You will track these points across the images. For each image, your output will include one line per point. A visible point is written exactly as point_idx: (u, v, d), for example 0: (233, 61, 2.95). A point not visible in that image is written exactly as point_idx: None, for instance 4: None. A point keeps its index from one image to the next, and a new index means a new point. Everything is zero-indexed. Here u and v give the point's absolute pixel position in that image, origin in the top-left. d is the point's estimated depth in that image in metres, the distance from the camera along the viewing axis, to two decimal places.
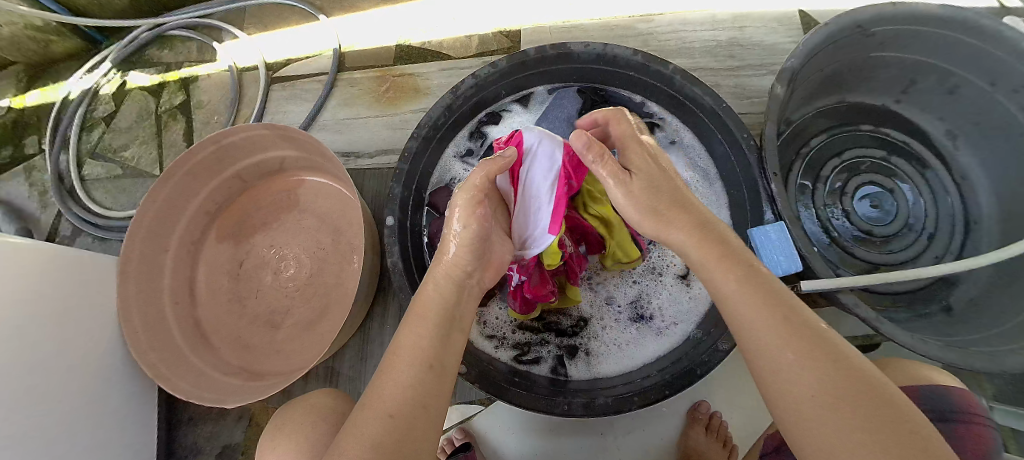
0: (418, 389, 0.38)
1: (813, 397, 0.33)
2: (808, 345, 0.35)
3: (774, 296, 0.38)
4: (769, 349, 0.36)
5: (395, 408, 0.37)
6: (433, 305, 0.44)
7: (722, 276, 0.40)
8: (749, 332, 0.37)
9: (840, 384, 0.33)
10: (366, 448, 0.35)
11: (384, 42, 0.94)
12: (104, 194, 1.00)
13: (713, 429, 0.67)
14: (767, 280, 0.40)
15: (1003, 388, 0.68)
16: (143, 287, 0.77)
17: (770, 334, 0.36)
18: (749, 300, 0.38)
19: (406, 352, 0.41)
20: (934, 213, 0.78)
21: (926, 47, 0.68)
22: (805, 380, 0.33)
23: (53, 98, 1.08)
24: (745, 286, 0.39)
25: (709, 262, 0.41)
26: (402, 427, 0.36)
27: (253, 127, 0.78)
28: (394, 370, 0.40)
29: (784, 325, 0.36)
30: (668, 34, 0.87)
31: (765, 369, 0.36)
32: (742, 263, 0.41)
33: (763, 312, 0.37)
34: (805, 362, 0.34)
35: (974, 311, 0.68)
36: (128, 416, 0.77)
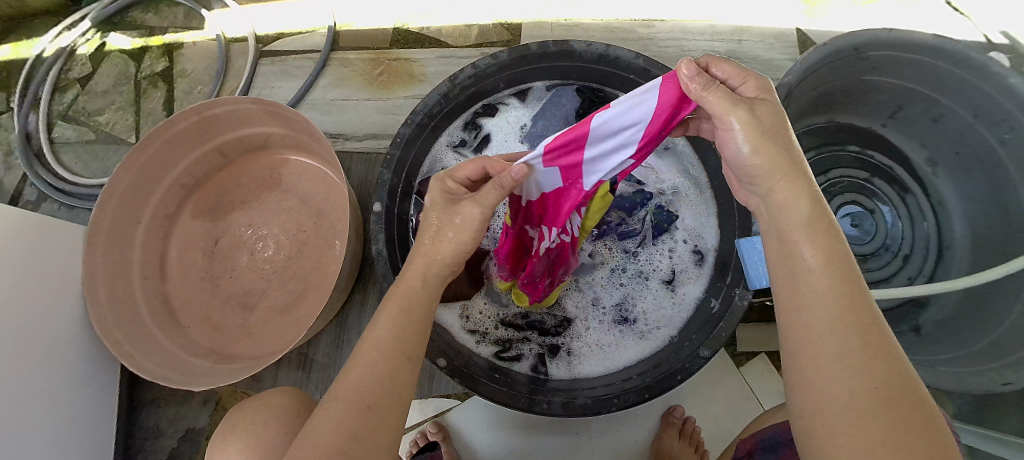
0: (398, 382, 0.38)
1: (866, 395, 0.29)
2: (876, 343, 0.31)
3: (853, 285, 0.33)
4: (838, 333, 0.31)
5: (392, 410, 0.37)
6: (419, 293, 0.42)
7: (807, 244, 0.34)
8: (808, 312, 0.33)
9: (896, 387, 0.29)
10: (343, 442, 0.34)
11: (381, 24, 0.92)
12: (74, 160, 0.95)
13: (687, 435, 0.67)
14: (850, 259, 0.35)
15: (964, 409, 0.71)
16: (112, 260, 0.74)
17: (837, 322, 0.31)
18: (825, 277, 0.33)
19: (388, 339, 0.39)
20: (910, 235, 0.82)
21: (915, 75, 0.70)
22: (861, 376, 0.30)
23: (24, 54, 1.02)
24: (831, 266, 0.33)
25: (813, 228, 0.35)
26: (378, 421, 0.36)
27: (238, 100, 0.75)
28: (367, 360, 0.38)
29: (857, 315, 0.32)
30: (669, 41, 0.87)
31: (824, 352, 0.31)
32: (840, 243, 0.35)
33: (835, 296, 0.32)
34: (866, 359, 0.30)
35: (941, 334, 0.71)
36: (87, 393, 0.73)
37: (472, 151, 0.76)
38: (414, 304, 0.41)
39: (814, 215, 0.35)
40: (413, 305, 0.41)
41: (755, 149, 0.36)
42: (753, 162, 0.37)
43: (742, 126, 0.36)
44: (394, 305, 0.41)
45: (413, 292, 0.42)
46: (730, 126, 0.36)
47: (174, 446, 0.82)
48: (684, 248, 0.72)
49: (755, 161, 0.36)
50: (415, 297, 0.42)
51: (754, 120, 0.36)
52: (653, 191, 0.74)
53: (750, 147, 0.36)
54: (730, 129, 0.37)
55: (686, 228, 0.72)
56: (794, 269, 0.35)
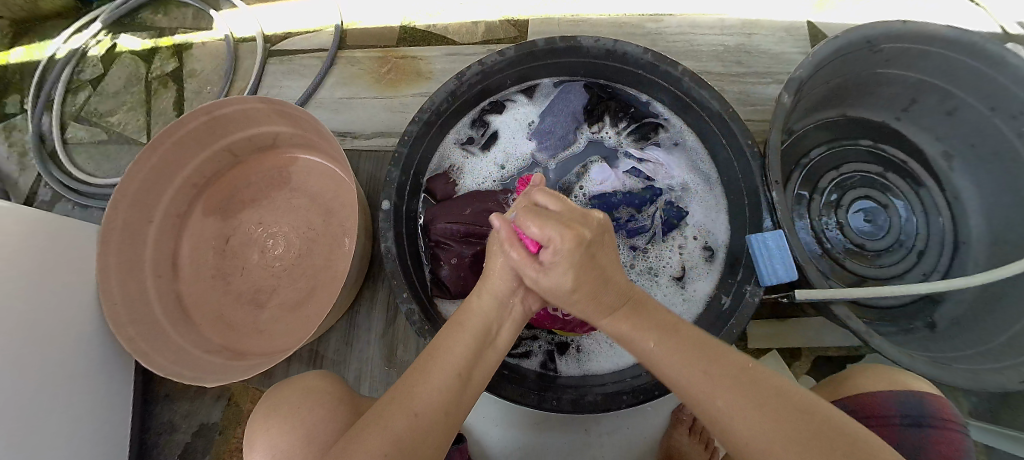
0: (446, 395, 0.40)
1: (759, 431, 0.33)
2: (732, 380, 0.36)
3: (691, 342, 0.40)
4: (708, 392, 0.36)
5: (452, 408, 0.40)
6: (484, 315, 0.47)
7: (642, 339, 0.42)
8: (683, 381, 0.38)
9: (778, 414, 0.34)
10: (387, 445, 0.36)
11: (388, 22, 0.92)
12: (86, 160, 0.97)
13: (696, 431, 0.67)
14: (675, 326, 0.43)
15: (980, 406, 0.70)
16: (125, 258, 0.75)
17: (698, 380, 0.37)
18: (668, 353, 0.40)
19: (448, 356, 0.43)
20: (925, 231, 0.79)
21: (930, 67, 0.69)
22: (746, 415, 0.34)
23: (38, 56, 1.04)
24: (665, 341, 0.41)
25: (632, 325, 0.43)
26: (421, 429, 0.38)
27: (247, 99, 0.76)
28: (428, 374, 0.41)
29: (707, 367, 0.38)
30: (677, 36, 0.86)
31: (713, 409, 0.36)
32: (657, 319, 0.43)
33: (681, 360, 0.39)
34: (738, 398, 0.35)
35: (957, 330, 0.70)
36: (102, 390, 0.74)
37: (479, 148, 0.76)
38: (474, 324, 0.46)
39: (632, 316, 0.44)
40: (475, 327, 0.46)
41: (565, 277, 0.43)
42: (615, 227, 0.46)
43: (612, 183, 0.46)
44: (454, 325, 0.46)
45: (475, 317, 0.46)
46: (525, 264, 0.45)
47: (188, 441, 0.83)
48: (693, 245, 0.71)
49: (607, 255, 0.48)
50: (475, 319, 0.46)
51: (564, 261, 0.42)
52: (662, 187, 0.74)
53: (558, 275, 0.43)
54: (556, 264, 0.43)
55: (696, 224, 0.72)
56: (651, 359, 0.41)
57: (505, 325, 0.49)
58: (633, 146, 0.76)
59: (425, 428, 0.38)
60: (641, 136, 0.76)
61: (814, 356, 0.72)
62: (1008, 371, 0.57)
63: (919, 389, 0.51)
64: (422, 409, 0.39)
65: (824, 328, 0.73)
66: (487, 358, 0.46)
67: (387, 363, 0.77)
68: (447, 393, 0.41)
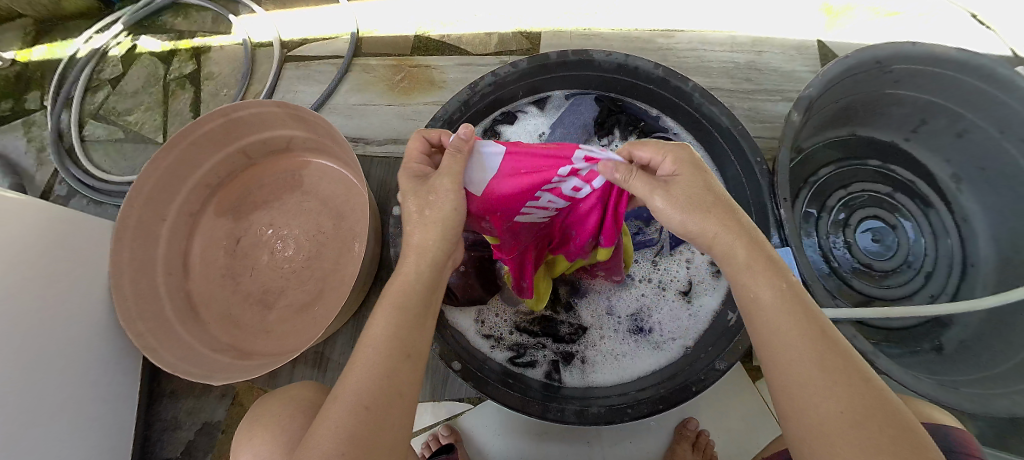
0: (396, 379, 0.39)
1: (835, 414, 0.32)
2: (837, 363, 0.34)
3: (805, 313, 0.37)
4: (798, 369, 0.34)
5: (402, 388, 0.39)
6: (414, 287, 0.43)
7: (761, 284, 0.38)
8: (779, 348, 0.36)
9: (866, 401, 0.32)
10: (342, 443, 0.35)
11: (403, 31, 0.94)
12: (102, 157, 0.98)
13: (700, 448, 0.67)
14: (802, 295, 0.38)
15: (987, 431, 0.69)
16: (137, 255, 0.76)
17: (801, 346, 0.35)
18: (780, 314, 0.37)
19: (388, 339, 0.40)
20: (933, 253, 0.79)
21: (940, 89, 0.69)
22: (828, 397, 0.33)
23: (59, 54, 1.07)
24: (783, 302, 0.37)
25: (755, 266, 0.39)
26: (375, 420, 0.36)
27: (262, 103, 0.77)
28: (367, 360, 0.39)
29: (810, 342, 0.35)
30: (688, 52, 0.87)
31: (789, 383, 0.35)
32: (786, 277, 0.39)
33: (794, 322, 0.36)
34: (839, 378, 0.33)
35: (965, 352, 0.69)
36: (109, 385, 0.75)
37: None
38: (407, 299, 0.42)
39: (752, 259, 0.39)
40: (411, 302, 0.43)
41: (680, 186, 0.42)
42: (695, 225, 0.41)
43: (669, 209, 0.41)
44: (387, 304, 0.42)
45: (409, 289, 0.43)
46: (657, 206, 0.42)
47: (191, 440, 0.84)
48: (701, 259, 0.72)
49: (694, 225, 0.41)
50: (409, 291, 0.43)
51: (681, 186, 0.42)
52: None
53: (688, 215, 0.41)
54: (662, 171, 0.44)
55: None
56: (751, 307, 0.39)
57: (441, 286, 0.47)
58: None
59: (376, 416, 0.37)
60: None
61: None
62: (1014, 395, 0.56)
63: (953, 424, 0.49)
64: (369, 399, 0.37)
65: None
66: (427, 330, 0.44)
67: None
68: (393, 377, 0.39)
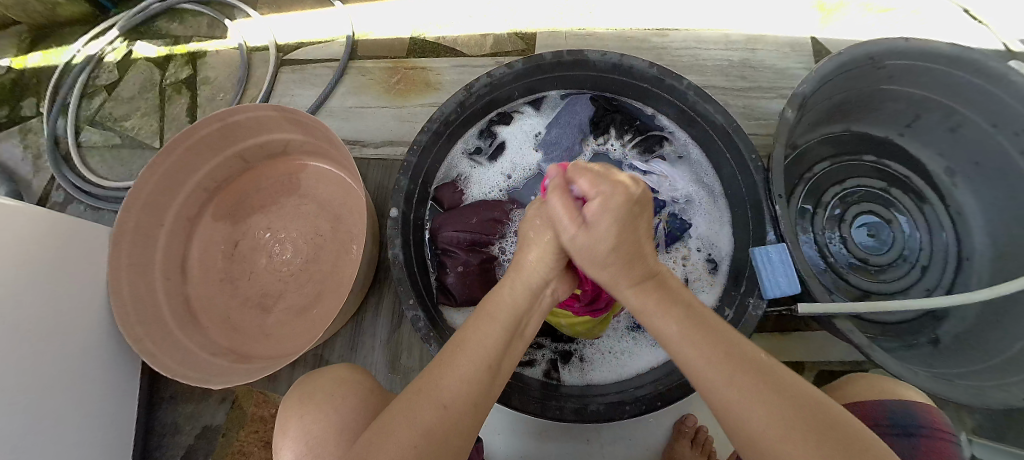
0: (475, 387, 0.40)
1: (769, 422, 0.33)
2: (750, 368, 0.37)
3: (711, 330, 0.40)
4: (722, 388, 0.36)
5: (479, 399, 0.40)
6: (512, 306, 0.46)
7: (664, 319, 0.41)
8: (703, 376, 0.37)
9: (789, 405, 0.34)
10: (417, 436, 0.36)
11: (398, 33, 0.94)
12: (99, 163, 0.98)
13: (699, 444, 0.67)
14: (702, 318, 0.41)
15: (983, 423, 0.70)
16: (135, 260, 0.76)
17: (716, 364, 0.37)
18: (688, 342, 0.39)
19: (479, 347, 0.42)
20: (928, 247, 0.79)
21: (932, 84, 0.70)
22: (756, 405, 0.34)
23: (55, 61, 1.06)
24: (686, 328, 0.40)
25: (659, 308, 0.42)
26: (449, 422, 0.38)
27: (259, 107, 0.77)
28: (456, 364, 0.41)
29: (726, 359, 0.37)
30: (682, 50, 0.88)
31: (722, 405, 0.36)
32: (682, 308, 0.42)
33: (705, 344, 0.38)
34: (754, 383, 0.35)
35: (961, 346, 0.70)
36: (109, 391, 0.75)
37: (487, 158, 0.78)
38: (500, 314, 0.45)
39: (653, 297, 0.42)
40: (506, 317, 0.44)
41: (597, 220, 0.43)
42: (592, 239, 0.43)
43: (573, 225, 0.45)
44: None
45: (505, 306, 0.45)
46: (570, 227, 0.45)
47: (191, 444, 0.84)
48: (697, 257, 0.72)
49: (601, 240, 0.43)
50: (505, 310, 0.45)
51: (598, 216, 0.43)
52: (665, 199, 0.75)
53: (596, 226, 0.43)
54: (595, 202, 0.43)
55: (699, 236, 0.73)
56: (667, 340, 0.41)
57: (533, 319, 0.49)
58: (638, 159, 0.77)
59: (453, 418, 0.38)
60: (646, 148, 0.77)
61: (819, 369, 0.73)
62: (1010, 387, 0.57)
63: (908, 399, 0.52)
64: (450, 400, 0.38)
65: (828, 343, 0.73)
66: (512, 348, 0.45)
67: (390, 368, 0.78)
68: (475, 385, 0.40)
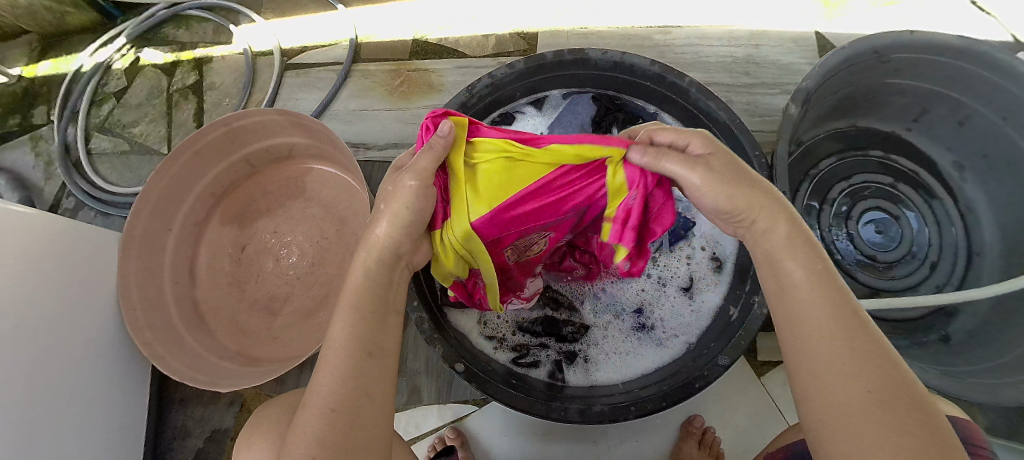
0: (362, 376, 0.37)
1: (860, 396, 0.30)
2: (865, 345, 0.32)
3: (836, 286, 0.36)
4: (818, 343, 0.33)
5: (370, 386, 0.37)
6: (366, 283, 0.43)
7: (793, 263, 0.38)
8: (805, 328, 0.34)
9: (895, 385, 0.30)
10: (314, 447, 0.33)
11: (401, 35, 0.94)
12: (109, 169, 1.00)
13: (706, 445, 0.67)
14: (836, 278, 0.37)
15: (996, 421, 0.69)
16: (144, 264, 0.77)
17: (826, 323, 0.34)
18: (811, 290, 0.35)
19: (342, 338, 0.38)
20: (937, 242, 0.79)
21: (940, 78, 0.69)
22: (853, 379, 0.31)
23: (65, 70, 1.08)
24: (813, 279, 0.36)
25: (787, 248, 0.38)
26: (346, 420, 0.35)
27: (265, 111, 0.78)
28: (328, 364, 0.38)
29: (841, 321, 0.33)
30: (685, 48, 0.87)
31: (813, 361, 0.33)
32: (821, 258, 0.38)
33: (828, 306, 0.34)
34: (860, 357, 0.32)
35: (973, 343, 0.68)
36: (119, 393, 0.76)
37: None
38: (362, 298, 0.41)
39: (793, 234, 0.39)
40: (369, 301, 0.41)
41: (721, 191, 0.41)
42: (726, 205, 0.41)
43: (706, 181, 0.41)
44: (345, 303, 0.41)
45: (367, 287, 0.42)
46: (692, 182, 0.42)
47: (201, 445, 0.85)
48: (701, 256, 0.71)
49: (727, 205, 0.41)
50: (362, 289, 0.42)
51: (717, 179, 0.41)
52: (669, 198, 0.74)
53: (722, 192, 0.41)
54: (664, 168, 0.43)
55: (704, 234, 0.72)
56: (785, 284, 0.37)
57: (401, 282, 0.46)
58: None
59: (345, 417, 0.35)
60: None
61: None
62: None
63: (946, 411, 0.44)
64: (334, 401, 0.36)
65: None
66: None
67: None
68: (358, 375, 0.37)
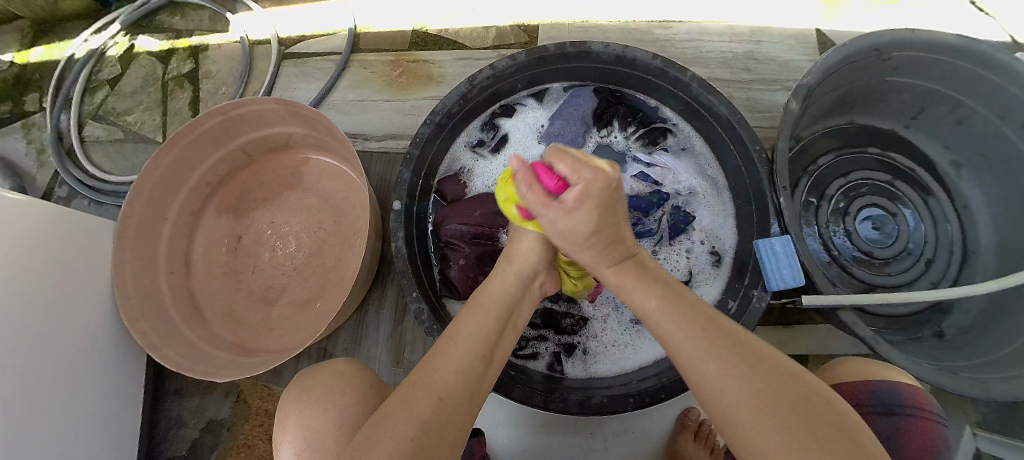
0: (471, 376, 0.41)
1: (741, 401, 0.34)
2: (728, 351, 0.37)
3: (686, 306, 0.42)
4: (695, 361, 0.38)
5: (474, 387, 0.41)
6: (498, 297, 0.48)
7: (644, 297, 0.44)
8: (685, 353, 0.39)
9: (765, 381, 0.35)
10: (414, 426, 0.36)
11: (400, 26, 0.93)
12: (102, 158, 0.99)
13: (702, 436, 0.67)
14: (681, 297, 0.43)
15: (987, 416, 0.70)
16: (139, 253, 0.77)
17: (694, 344, 0.39)
18: (669, 318, 0.41)
19: (469, 337, 0.43)
20: (933, 239, 0.79)
21: (940, 76, 0.69)
22: (733, 387, 0.35)
23: (57, 56, 1.06)
24: (666, 308, 0.42)
25: (627, 286, 0.45)
26: (445, 411, 0.38)
27: (262, 100, 0.77)
28: (449, 354, 0.42)
29: (700, 337, 0.39)
30: (686, 43, 0.87)
31: (699, 379, 0.38)
32: (662, 288, 0.44)
33: (688, 328, 0.40)
34: (728, 362, 0.36)
35: (965, 340, 0.69)
36: (113, 384, 0.76)
37: (490, 151, 0.77)
38: (492, 307, 0.47)
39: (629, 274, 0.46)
40: (496, 309, 0.47)
41: (567, 223, 0.42)
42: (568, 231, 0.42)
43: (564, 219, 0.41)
44: (474, 308, 0.47)
45: (495, 298, 0.48)
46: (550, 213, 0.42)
47: (196, 436, 0.84)
48: (700, 249, 0.72)
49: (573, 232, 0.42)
50: (496, 300, 0.48)
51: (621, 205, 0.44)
52: (669, 191, 0.75)
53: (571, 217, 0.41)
54: (566, 212, 0.40)
55: (703, 228, 0.72)
56: (649, 317, 0.43)
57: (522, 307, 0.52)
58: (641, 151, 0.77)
59: (449, 407, 0.38)
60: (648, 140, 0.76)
61: (824, 362, 0.73)
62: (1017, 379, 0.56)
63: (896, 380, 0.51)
64: (444, 390, 0.39)
65: (832, 336, 0.74)
66: (505, 339, 0.48)
67: (394, 361, 0.78)
68: (468, 373, 0.41)
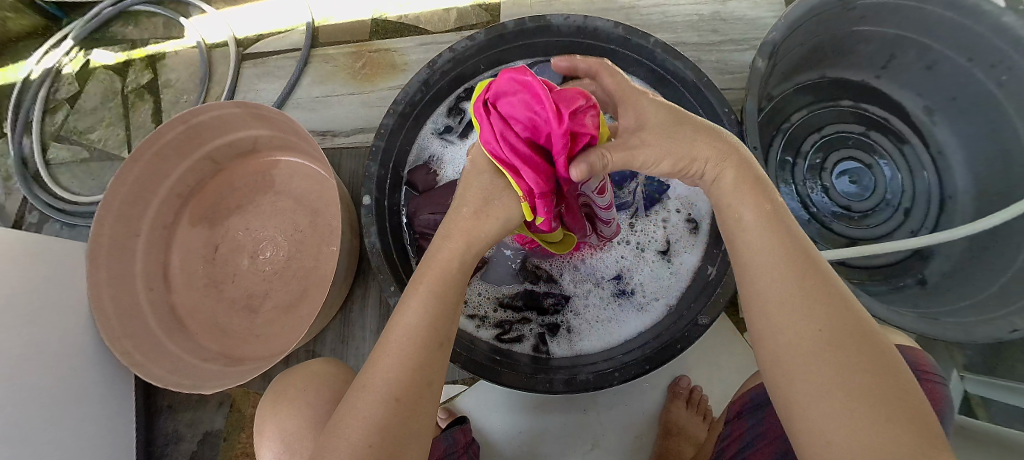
0: (428, 366, 0.38)
1: (813, 337, 0.32)
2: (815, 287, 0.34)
3: (788, 230, 0.37)
4: (776, 291, 0.34)
5: (431, 377, 0.38)
6: (453, 274, 0.43)
7: (750, 204, 0.39)
8: (762, 277, 0.35)
9: (846, 321, 0.32)
10: (371, 435, 0.34)
11: (359, 16, 0.91)
12: (70, 179, 0.96)
13: (693, 403, 0.69)
14: (786, 219, 0.38)
15: (973, 358, 0.71)
16: (115, 272, 0.75)
17: (781, 271, 0.35)
18: (763, 236, 0.37)
19: (415, 322, 0.40)
20: (909, 188, 0.79)
21: (908, 21, 0.68)
22: (806, 321, 0.32)
23: (11, 78, 1.02)
24: (766, 223, 0.38)
25: (740, 187, 0.40)
26: (406, 411, 0.36)
27: (224, 104, 0.75)
28: (391, 345, 0.39)
29: (791, 264, 0.35)
30: (651, 8, 0.85)
31: (771, 307, 0.34)
32: (769, 198, 0.39)
33: (772, 249, 0.36)
34: (810, 299, 0.33)
35: (947, 284, 0.70)
36: (103, 405, 0.75)
37: (458, 136, 0.75)
38: (446, 287, 0.42)
39: (739, 180, 0.41)
40: (444, 287, 0.42)
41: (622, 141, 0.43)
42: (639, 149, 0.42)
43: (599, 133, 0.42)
44: (425, 288, 0.42)
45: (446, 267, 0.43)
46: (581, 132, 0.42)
47: (195, 448, 0.84)
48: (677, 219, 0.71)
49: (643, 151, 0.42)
50: (444, 273, 0.43)
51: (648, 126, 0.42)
52: None
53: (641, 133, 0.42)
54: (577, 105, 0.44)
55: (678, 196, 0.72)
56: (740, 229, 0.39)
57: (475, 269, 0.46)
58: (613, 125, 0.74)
59: (406, 409, 0.36)
60: None
61: None
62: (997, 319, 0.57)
63: (896, 343, 0.51)
64: (398, 390, 0.37)
65: None
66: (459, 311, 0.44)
67: None
68: (422, 366, 0.38)
